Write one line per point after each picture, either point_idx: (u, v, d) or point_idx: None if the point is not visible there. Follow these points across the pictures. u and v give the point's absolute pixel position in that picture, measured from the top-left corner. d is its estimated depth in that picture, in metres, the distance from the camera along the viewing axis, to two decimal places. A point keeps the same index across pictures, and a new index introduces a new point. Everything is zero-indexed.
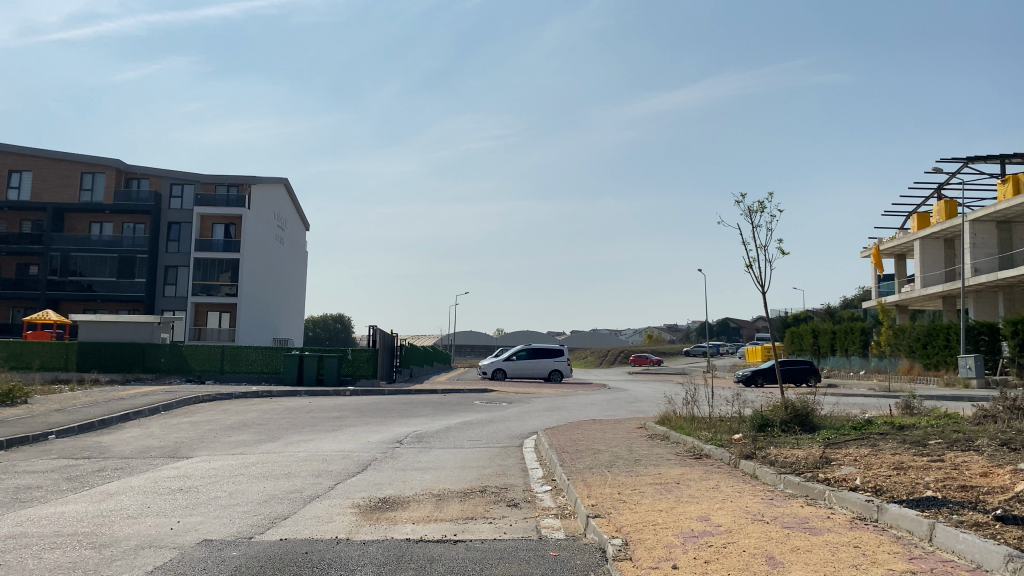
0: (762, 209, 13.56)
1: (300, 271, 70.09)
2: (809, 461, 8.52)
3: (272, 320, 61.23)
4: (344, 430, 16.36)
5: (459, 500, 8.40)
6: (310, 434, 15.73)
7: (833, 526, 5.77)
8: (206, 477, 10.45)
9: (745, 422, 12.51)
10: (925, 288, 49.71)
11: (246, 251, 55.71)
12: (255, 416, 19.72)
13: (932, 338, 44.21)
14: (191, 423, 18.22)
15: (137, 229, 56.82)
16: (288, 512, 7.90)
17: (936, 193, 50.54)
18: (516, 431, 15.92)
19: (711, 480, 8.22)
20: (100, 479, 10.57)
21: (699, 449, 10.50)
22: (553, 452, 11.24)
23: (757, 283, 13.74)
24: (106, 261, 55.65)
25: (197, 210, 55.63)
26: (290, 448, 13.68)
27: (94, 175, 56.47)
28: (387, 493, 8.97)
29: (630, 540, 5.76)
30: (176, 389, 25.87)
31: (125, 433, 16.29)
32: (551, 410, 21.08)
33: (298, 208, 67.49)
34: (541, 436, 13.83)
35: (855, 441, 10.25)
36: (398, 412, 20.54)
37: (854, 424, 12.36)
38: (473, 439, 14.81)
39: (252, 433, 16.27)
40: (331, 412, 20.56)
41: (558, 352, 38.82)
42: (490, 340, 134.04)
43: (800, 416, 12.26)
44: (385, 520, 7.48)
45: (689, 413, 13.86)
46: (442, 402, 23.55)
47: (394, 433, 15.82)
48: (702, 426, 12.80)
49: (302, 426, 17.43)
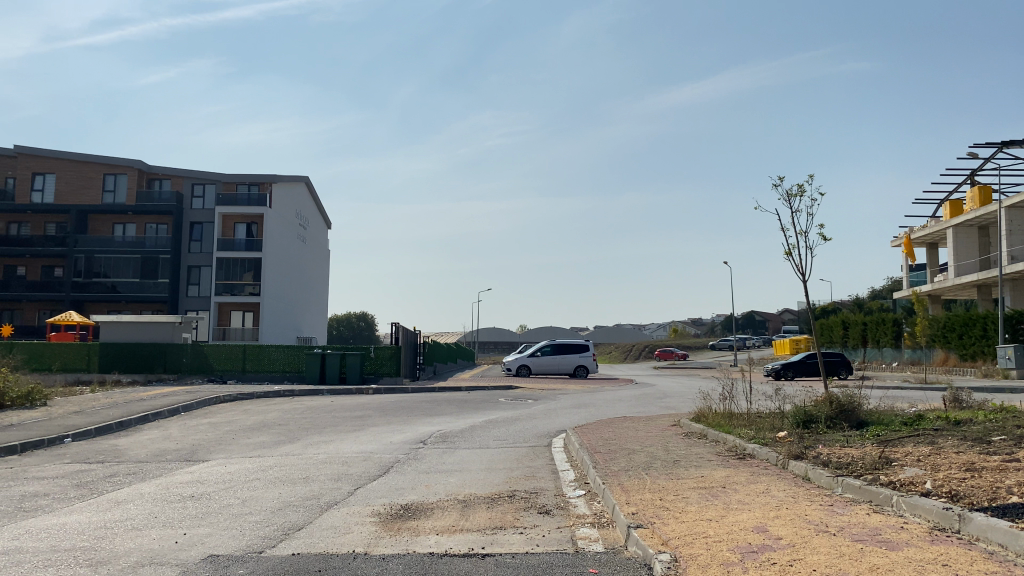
0: (802, 192, 12.84)
1: (322, 270, 69.92)
2: (867, 461, 7.81)
3: (295, 319, 61.06)
4: (367, 430, 15.84)
5: (487, 506, 7.80)
6: (331, 434, 15.21)
7: (910, 537, 5.10)
8: (220, 482, 9.94)
9: (787, 418, 11.81)
10: (960, 277, 48.43)
11: (268, 250, 55.50)
12: (276, 416, 19.28)
13: (967, 328, 43.04)
14: (210, 425, 17.81)
15: (160, 230, 56.80)
16: (304, 521, 7.34)
17: (970, 179, 49.22)
18: (544, 430, 15.32)
19: (759, 483, 7.55)
20: (110, 485, 10.08)
21: (742, 449, 9.81)
22: (584, 453, 10.60)
23: (798, 272, 12.97)
24: (130, 262, 55.72)
25: (218, 210, 55.51)
26: (309, 449, 13.16)
27: (117, 176, 56.51)
28: (410, 499, 8.38)
29: (679, 555, 5.12)
30: (197, 389, 25.55)
31: (143, 436, 15.89)
32: (578, 407, 20.45)
33: (319, 206, 67.30)
34: (570, 436, 13.21)
35: (911, 438, 9.50)
36: (422, 411, 20.00)
37: (904, 420, 11.59)
38: (499, 438, 14.23)
39: (272, 434, 15.79)
40: (354, 410, 20.07)
41: (584, 347, 38.10)
42: (513, 337, 133.51)
43: (846, 411, 11.54)
44: (407, 531, 6.90)
45: (726, 410, 13.17)
46: (467, 399, 23.01)
47: (417, 432, 15.28)
48: (741, 423, 12.11)
49: (324, 426, 16.94)
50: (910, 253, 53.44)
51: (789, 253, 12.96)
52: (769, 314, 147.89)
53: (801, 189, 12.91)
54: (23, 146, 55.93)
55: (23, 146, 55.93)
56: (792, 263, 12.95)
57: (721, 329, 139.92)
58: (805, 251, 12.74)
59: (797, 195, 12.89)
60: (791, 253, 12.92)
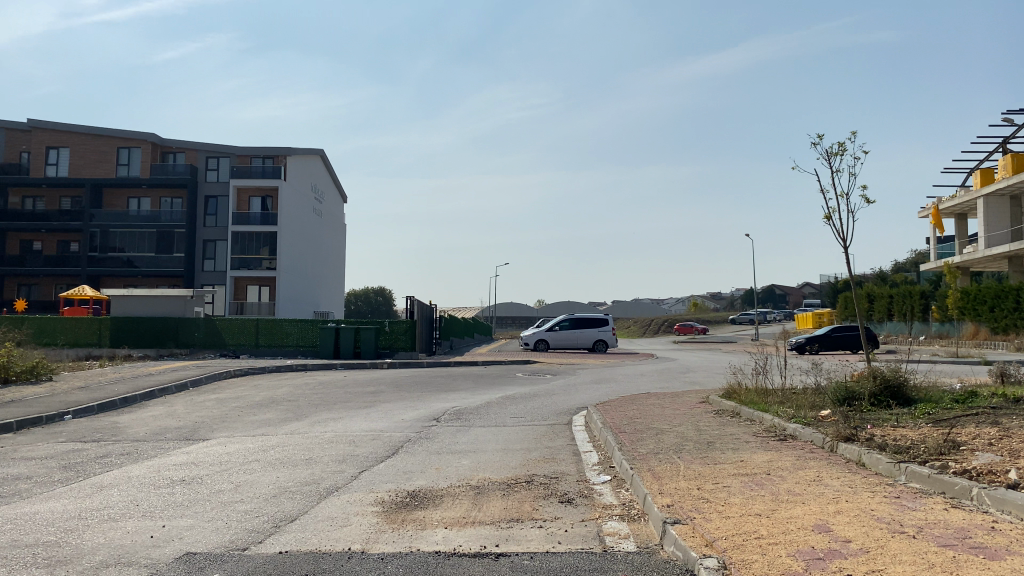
0: (843, 150, 11.90)
1: (339, 245, 69.32)
2: (929, 444, 6.95)
3: (312, 293, 60.57)
4: (378, 407, 15.11)
5: (502, 494, 7.03)
6: (341, 411, 14.51)
7: (1009, 542, 4.25)
8: (215, 465, 9.22)
9: (827, 395, 10.94)
10: (990, 249, 46.92)
11: (283, 223, 54.85)
12: (286, 392, 18.63)
13: (998, 300, 41.70)
14: (218, 401, 17.17)
15: (175, 204, 56.29)
16: (298, 511, 6.59)
17: (1001, 146, 47.57)
18: (565, 406, 14.56)
19: (810, 471, 6.69)
20: (98, 467, 9.39)
21: (783, 429, 8.94)
22: (607, 433, 9.81)
23: (838, 237, 12.06)
24: (145, 236, 55.34)
25: (233, 183, 54.86)
26: (316, 428, 12.45)
27: (131, 149, 55.90)
28: (418, 485, 7.62)
29: (729, 560, 4.32)
30: (208, 364, 24.95)
31: (145, 413, 15.27)
32: (599, 383, 19.66)
33: (335, 179, 66.56)
34: (592, 413, 12.41)
35: (970, 418, 8.62)
36: (436, 386, 19.28)
37: (954, 397, 10.71)
38: (517, 415, 13.46)
39: (281, 410, 15.12)
40: (366, 386, 19.38)
41: (603, 321, 37.25)
42: (531, 311, 132.99)
43: (892, 388, 10.66)
44: (412, 523, 6.14)
45: (760, 387, 12.33)
46: (483, 375, 22.29)
47: (431, 409, 14.54)
48: (776, 401, 11.26)
49: (334, 402, 16.25)
50: (938, 225, 51.96)
51: (832, 217, 11.98)
52: (789, 288, 146.26)
53: (843, 146, 11.90)
54: (36, 120, 55.42)
55: (36, 120, 55.42)
56: (835, 227, 11.98)
57: (741, 304, 138.57)
58: (847, 214, 11.78)
59: (839, 153, 11.88)
60: (832, 217, 11.95)
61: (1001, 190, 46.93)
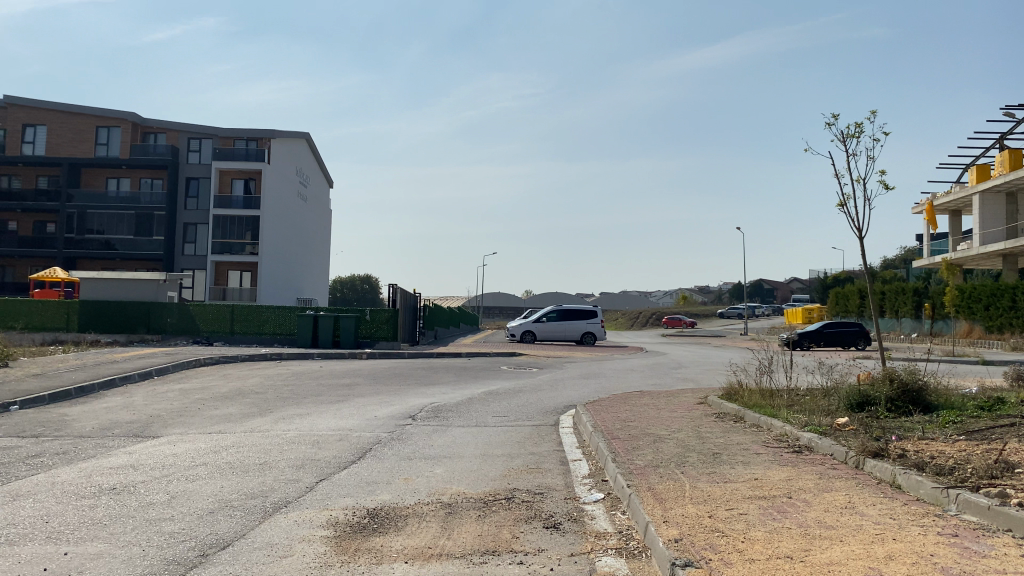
0: (859, 131, 10.84)
1: (323, 231, 68.13)
2: (976, 463, 5.97)
3: (295, 279, 59.30)
4: (351, 402, 14.07)
5: (477, 516, 6.00)
6: (309, 406, 13.44)
7: None
8: (156, 470, 8.15)
9: (839, 401, 9.97)
10: (986, 246, 46.21)
11: (266, 208, 53.59)
12: (256, 383, 17.53)
13: (994, 299, 41.04)
14: (181, 392, 16.08)
15: (155, 185, 54.90)
16: (233, 535, 5.55)
17: (998, 142, 46.82)
18: (552, 403, 13.60)
19: (840, 495, 5.69)
20: (24, 469, 8.29)
21: (795, 438, 8.01)
22: (599, 439, 8.82)
23: (852, 227, 11.05)
24: (124, 218, 53.93)
25: (215, 165, 53.49)
26: (278, 426, 11.38)
27: (110, 129, 54.39)
28: (380, 501, 6.61)
29: None
30: (178, 351, 23.77)
31: (99, 404, 14.16)
32: (586, 378, 18.71)
33: (320, 163, 65.18)
34: (581, 413, 11.40)
35: (1006, 430, 7.69)
36: (415, 379, 18.23)
37: (978, 403, 9.77)
38: (499, 413, 12.45)
39: (246, 403, 14.05)
40: (341, 378, 18.32)
41: (592, 313, 36.29)
42: (518, 302, 132.08)
43: (912, 393, 9.69)
44: (366, 554, 5.11)
45: (764, 389, 11.47)
46: (466, 367, 21.30)
47: (407, 405, 13.50)
48: (785, 406, 10.32)
49: (306, 395, 15.19)
50: (933, 221, 51.19)
51: (845, 203, 10.94)
52: (777, 282, 146.00)
53: (860, 128, 10.79)
54: (12, 97, 53.79)
55: (12, 97, 53.79)
56: (848, 214, 10.97)
57: (729, 298, 138.09)
58: (862, 202, 10.75)
59: (855, 134, 10.77)
60: (847, 204, 10.96)
61: (998, 186, 46.20)
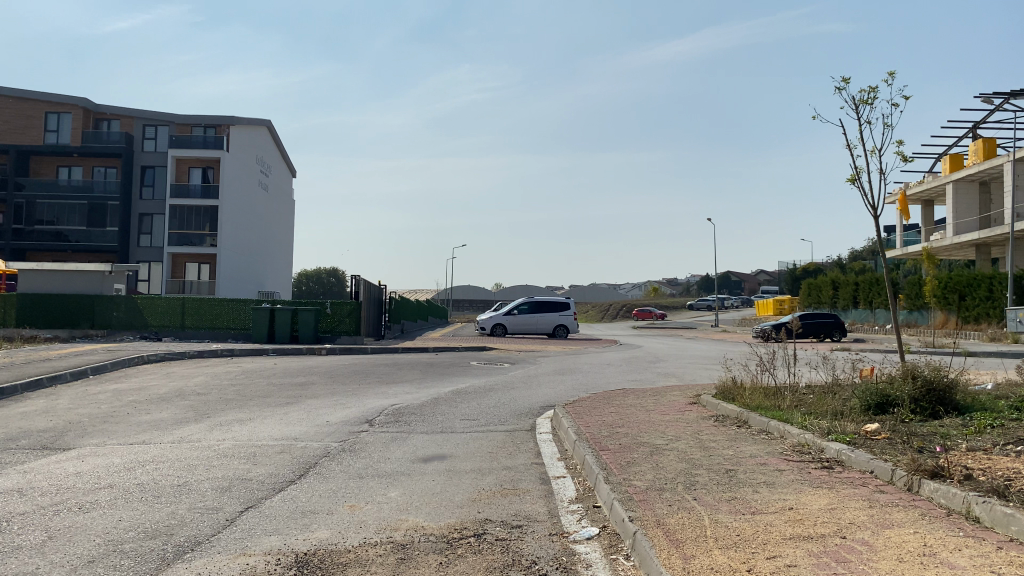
0: (872, 95, 9.55)
1: (286, 221, 66.15)
2: None
3: (256, 272, 57.36)
4: (302, 404, 12.63)
5: (437, 565, 4.61)
6: (254, 410, 11.94)
7: None
8: (46, 496, 6.62)
9: (852, 403, 8.74)
10: (960, 236, 45.57)
11: (225, 198, 51.58)
12: (201, 382, 15.92)
13: (971, 288, 40.32)
14: (115, 394, 14.44)
15: (108, 174, 52.55)
16: None
17: (973, 131, 46.27)
18: (526, 404, 12.28)
19: (909, 534, 4.36)
20: None
21: (819, 450, 6.73)
22: (586, 449, 7.47)
23: (866, 204, 9.81)
24: (75, 208, 51.59)
25: (172, 153, 51.35)
26: (213, 435, 9.89)
27: (60, 115, 51.89)
28: (317, 541, 5.18)
29: None
30: (120, 347, 22.07)
31: (15, 409, 12.51)
32: (562, 374, 17.46)
33: (282, 151, 63.02)
34: (561, 417, 10.05)
35: None
36: (376, 377, 16.80)
37: (1012, 404, 8.58)
38: (468, 417, 11.05)
39: (184, 407, 12.48)
40: (296, 376, 16.80)
41: (564, 305, 35.01)
42: (487, 295, 130.63)
43: (938, 393, 8.48)
44: None
45: (766, 389, 10.27)
46: (433, 363, 19.89)
47: (365, 408, 12.06)
48: (793, 409, 9.09)
49: (253, 397, 13.66)
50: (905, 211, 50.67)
51: (858, 178, 9.73)
52: (744, 274, 146.31)
53: (873, 91, 9.52)
54: None
55: None
56: (862, 189, 9.77)
57: (698, 291, 138.00)
58: (878, 177, 9.50)
59: (867, 99, 9.51)
60: (859, 178, 9.71)
61: (972, 176, 45.65)
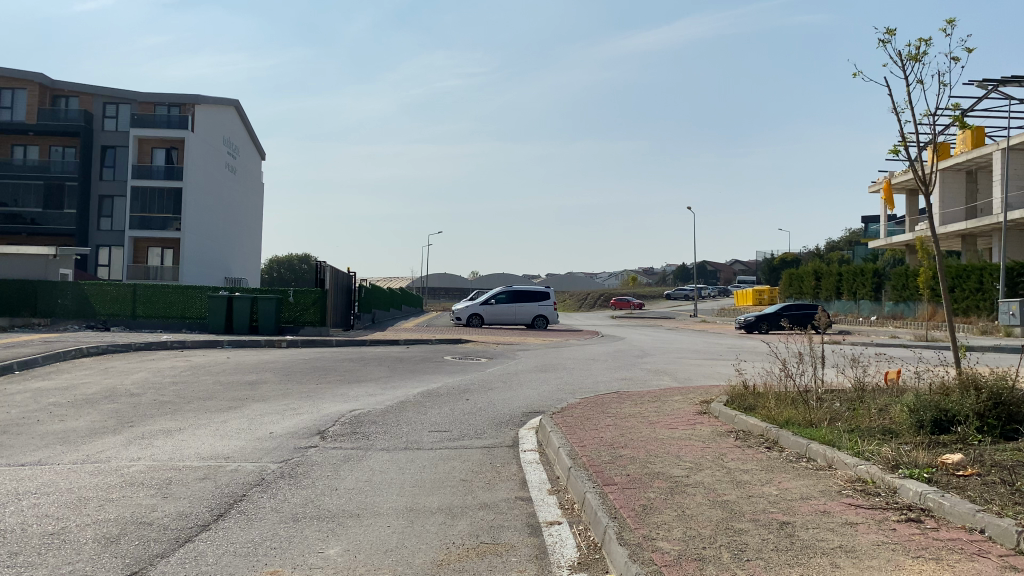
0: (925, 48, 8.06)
1: (255, 205, 63.97)
2: None
3: (223, 258, 55.18)
4: (249, 409, 10.93)
5: None
6: (189, 417, 10.20)
7: None
8: None
9: (903, 421, 7.18)
10: (946, 225, 44.39)
11: (190, 180, 49.39)
12: (138, 381, 14.11)
13: (960, 280, 39.20)
14: (35, 393, 12.63)
15: (67, 154, 50.05)
16: None
17: None
18: (505, 410, 10.67)
19: None
20: None
21: (890, 492, 5.17)
22: (585, 483, 5.84)
23: (917, 179, 8.56)
24: (31, 189, 49.06)
25: (133, 132, 49.07)
26: (130, 453, 8.13)
27: (14, 91, 49.30)
28: None
29: None
30: (58, 339, 20.12)
31: None
32: (544, 371, 15.91)
33: (251, 132, 60.63)
34: (548, 430, 8.43)
35: None
36: (339, 374, 15.08)
37: None
38: (438, 428, 9.40)
39: (106, 413, 10.70)
40: (248, 374, 15.05)
41: (543, 295, 33.42)
42: (464, 283, 128.34)
43: (1007, 408, 6.98)
44: None
45: (790, 396, 8.74)
46: (402, 358, 18.19)
47: (319, 415, 10.35)
48: (829, 424, 7.53)
49: (193, 399, 11.91)
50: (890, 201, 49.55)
51: (902, 148, 8.43)
52: (720, 263, 145.57)
53: (925, 45, 8.04)
54: None
55: None
56: (907, 161, 8.46)
57: (676, 281, 136.95)
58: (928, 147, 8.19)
59: (916, 56, 8.03)
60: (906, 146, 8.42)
61: (959, 165, 44.54)
